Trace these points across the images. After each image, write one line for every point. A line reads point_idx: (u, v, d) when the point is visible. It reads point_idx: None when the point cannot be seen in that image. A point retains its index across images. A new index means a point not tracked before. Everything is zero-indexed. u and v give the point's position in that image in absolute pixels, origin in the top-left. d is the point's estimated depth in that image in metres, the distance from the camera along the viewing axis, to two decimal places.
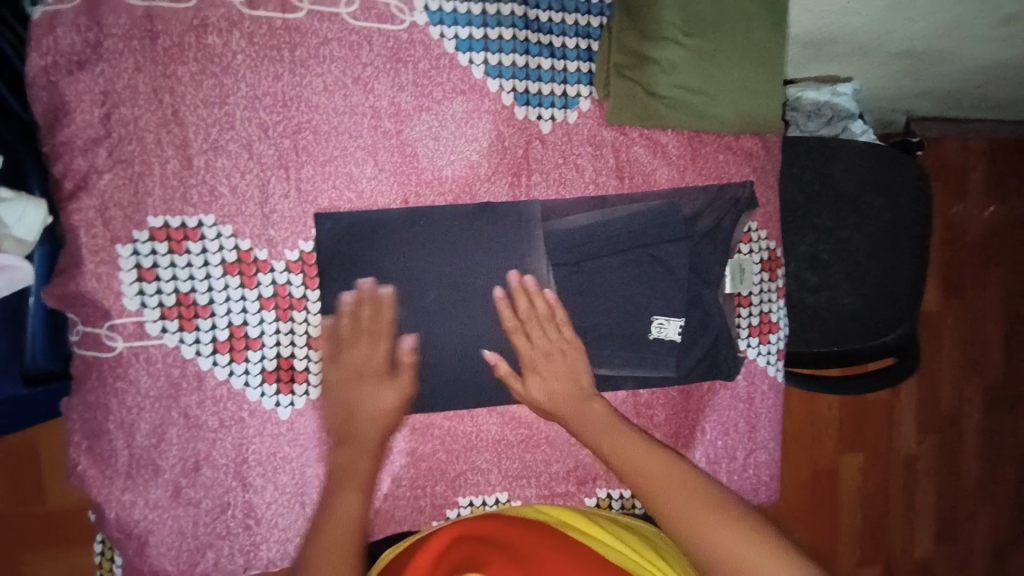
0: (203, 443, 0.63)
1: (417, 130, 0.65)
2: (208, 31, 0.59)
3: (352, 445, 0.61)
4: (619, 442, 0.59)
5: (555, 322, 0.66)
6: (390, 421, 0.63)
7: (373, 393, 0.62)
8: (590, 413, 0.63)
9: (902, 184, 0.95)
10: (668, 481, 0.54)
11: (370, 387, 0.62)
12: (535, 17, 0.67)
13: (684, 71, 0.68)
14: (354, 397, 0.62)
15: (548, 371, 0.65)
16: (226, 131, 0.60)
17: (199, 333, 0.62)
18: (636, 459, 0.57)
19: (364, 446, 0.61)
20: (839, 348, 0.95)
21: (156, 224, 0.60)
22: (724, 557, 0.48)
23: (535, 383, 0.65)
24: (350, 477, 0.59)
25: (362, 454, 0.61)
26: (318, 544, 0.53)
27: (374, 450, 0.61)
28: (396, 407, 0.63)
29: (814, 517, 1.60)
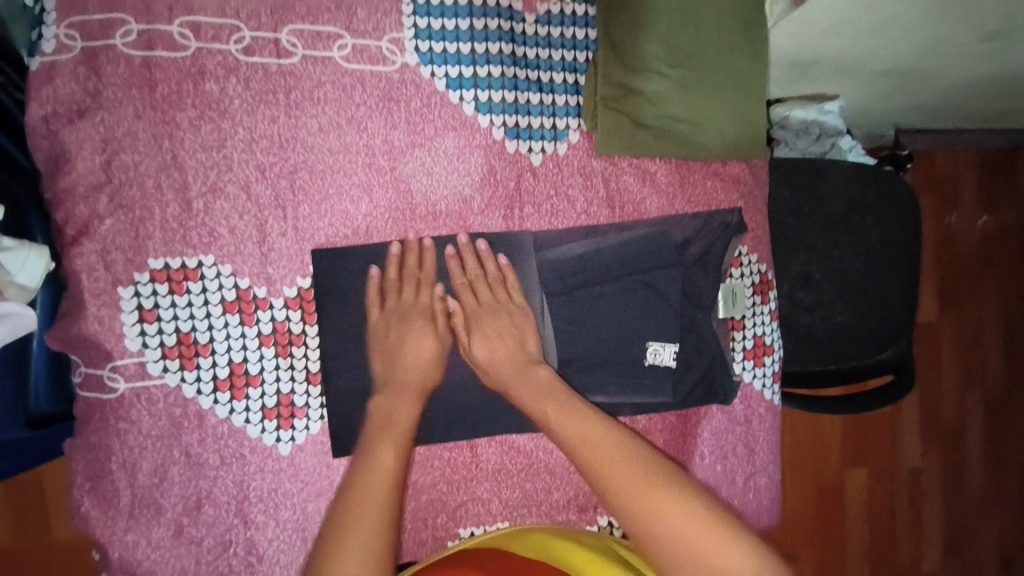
0: (204, 480, 0.64)
1: (410, 166, 0.66)
2: (206, 79, 0.61)
3: (394, 394, 0.64)
4: (557, 414, 0.62)
5: (505, 285, 0.68)
6: (414, 387, 0.65)
7: (407, 340, 0.65)
8: (533, 375, 0.66)
9: (891, 201, 0.97)
10: (606, 451, 0.58)
11: (410, 337, 0.66)
12: (523, 55, 0.69)
13: (670, 101, 0.71)
14: (399, 346, 0.65)
15: (493, 336, 0.67)
16: (224, 173, 0.62)
17: (200, 372, 0.63)
18: (576, 436, 0.61)
19: (399, 398, 0.64)
20: (833, 366, 0.96)
21: (157, 266, 0.61)
22: (641, 522, 0.53)
23: (484, 347, 0.67)
24: (389, 427, 0.62)
25: (397, 405, 0.63)
26: (358, 492, 0.56)
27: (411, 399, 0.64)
28: (433, 361, 0.66)
29: (820, 534, 1.58)
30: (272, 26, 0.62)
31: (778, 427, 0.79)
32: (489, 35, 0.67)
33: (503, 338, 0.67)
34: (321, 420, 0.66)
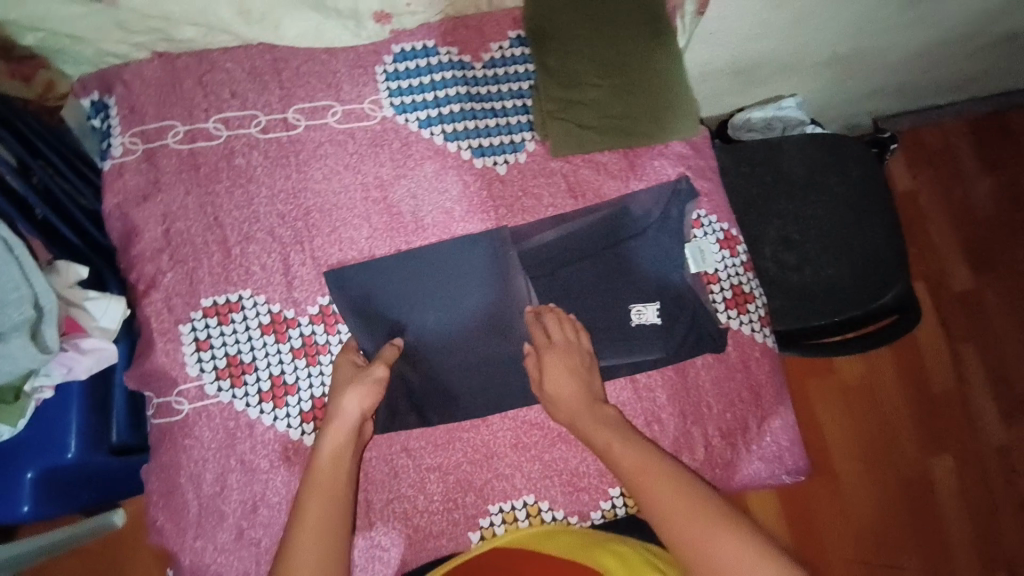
0: (258, 484, 0.73)
1: (399, 193, 0.81)
2: (236, 156, 0.79)
3: (328, 436, 0.67)
4: (633, 455, 0.65)
5: (570, 322, 0.76)
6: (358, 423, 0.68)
7: (342, 394, 0.70)
8: (598, 409, 0.71)
9: (848, 158, 1.04)
10: (657, 480, 0.62)
11: (340, 389, 0.70)
12: (477, 92, 0.85)
13: (605, 104, 0.84)
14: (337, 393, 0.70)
15: (564, 377, 0.72)
16: (255, 224, 0.78)
17: (247, 387, 0.74)
18: (646, 478, 0.63)
19: (331, 432, 0.67)
20: (839, 317, 0.97)
21: (207, 305, 0.75)
22: (693, 550, 0.56)
23: (561, 386, 0.72)
24: (321, 467, 0.65)
25: (330, 440, 0.67)
26: (297, 522, 0.61)
27: (344, 434, 0.68)
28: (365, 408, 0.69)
29: (914, 534, 1.48)
30: (281, 108, 0.80)
31: (779, 370, 0.82)
32: (447, 84, 0.84)
33: (572, 380, 0.72)
34: None
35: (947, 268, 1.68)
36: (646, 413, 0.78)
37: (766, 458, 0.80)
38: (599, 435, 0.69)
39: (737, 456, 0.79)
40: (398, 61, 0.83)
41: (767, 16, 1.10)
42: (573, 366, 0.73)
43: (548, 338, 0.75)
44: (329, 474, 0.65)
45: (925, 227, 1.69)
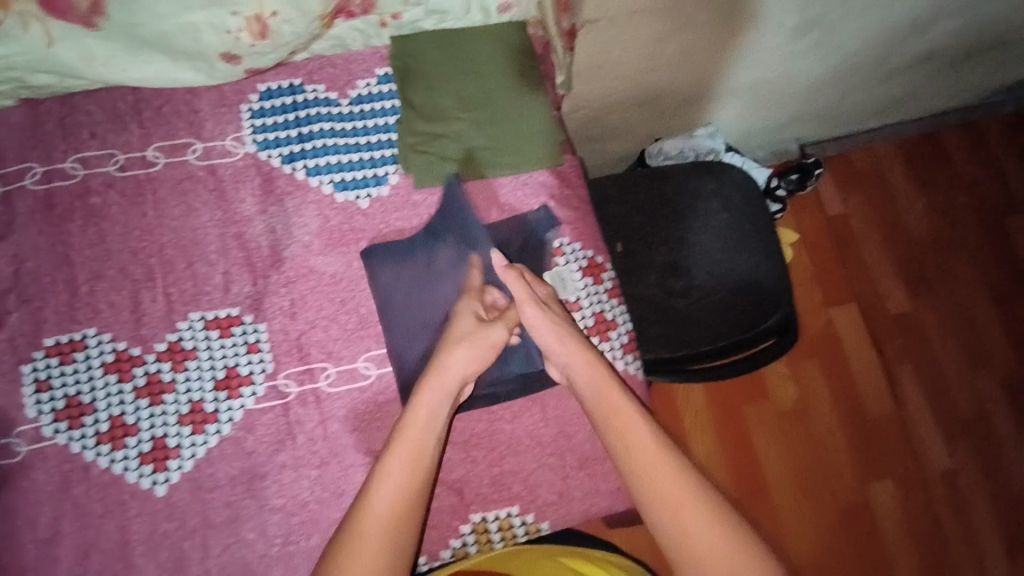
0: (92, 529, 0.71)
1: (258, 229, 0.81)
2: (91, 195, 0.79)
3: (431, 387, 0.71)
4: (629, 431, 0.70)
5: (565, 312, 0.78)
6: (448, 397, 0.72)
7: (462, 346, 0.74)
8: (619, 397, 0.72)
9: (731, 183, 1.06)
10: (673, 487, 0.66)
11: (455, 341, 0.74)
12: (343, 128, 0.85)
13: (469, 136, 0.86)
14: (451, 346, 0.74)
15: (460, 351, 0.73)
16: (106, 262, 0.77)
17: (85, 429, 0.73)
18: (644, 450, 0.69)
19: (434, 390, 0.71)
20: (722, 342, 0.98)
21: (50, 344, 0.74)
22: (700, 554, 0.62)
23: (449, 361, 0.72)
24: (413, 420, 0.69)
25: (433, 393, 0.71)
26: (359, 516, 0.63)
27: (444, 391, 0.72)
28: (473, 365, 0.74)
29: (857, 551, 1.55)
30: (140, 147, 0.81)
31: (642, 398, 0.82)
32: (312, 120, 0.85)
33: (470, 363, 0.73)
34: (192, 458, 0.74)
35: (883, 289, 1.77)
36: (501, 445, 0.78)
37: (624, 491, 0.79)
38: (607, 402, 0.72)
39: (594, 488, 0.79)
40: (264, 100, 0.84)
41: (654, 51, 1.13)
42: (483, 347, 0.74)
43: (476, 319, 0.76)
44: (422, 425, 0.69)
45: (860, 249, 1.79)
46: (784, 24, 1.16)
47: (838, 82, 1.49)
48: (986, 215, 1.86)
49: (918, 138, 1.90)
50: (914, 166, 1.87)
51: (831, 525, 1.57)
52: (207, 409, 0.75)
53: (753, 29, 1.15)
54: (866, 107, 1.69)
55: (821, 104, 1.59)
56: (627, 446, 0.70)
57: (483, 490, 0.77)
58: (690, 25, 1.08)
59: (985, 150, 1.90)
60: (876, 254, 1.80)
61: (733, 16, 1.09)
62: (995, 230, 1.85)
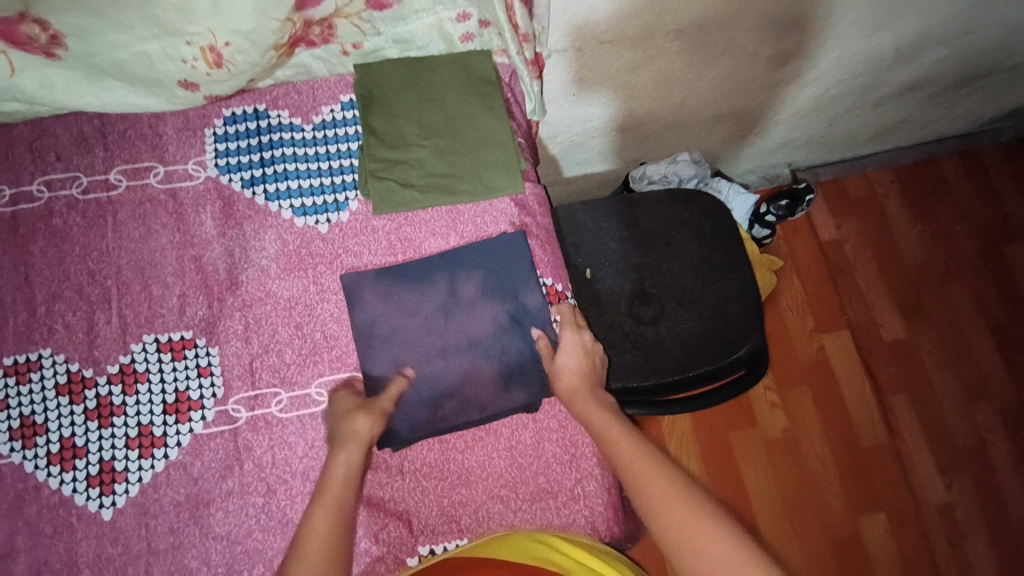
0: (41, 548, 0.72)
1: (215, 252, 0.81)
2: (54, 216, 0.80)
3: (343, 445, 0.72)
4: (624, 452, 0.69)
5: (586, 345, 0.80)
6: (365, 442, 0.73)
7: (353, 416, 0.74)
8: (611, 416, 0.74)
9: (702, 210, 1.05)
10: (657, 490, 0.64)
11: (348, 413, 0.75)
12: (305, 153, 0.87)
13: (430, 163, 0.86)
14: (338, 420, 0.75)
15: (358, 418, 0.74)
16: (63, 282, 0.78)
17: (38, 449, 0.74)
18: (643, 468, 0.67)
19: (348, 448, 0.72)
20: (692, 372, 0.95)
21: (8, 363, 0.76)
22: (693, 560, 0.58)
23: (356, 423, 0.74)
24: (332, 481, 0.70)
25: (346, 455, 0.71)
26: (303, 541, 0.64)
27: (355, 452, 0.72)
28: (370, 427, 0.74)
29: None
30: (104, 169, 0.82)
31: None
32: (276, 146, 0.86)
33: (371, 423, 0.74)
34: (138, 482, 0.73)
35: (877, 316, 1.73)
36: (453, 475, 0.77)
37: (579, 525, 0.77)
38: (598, 426, 0.73)
39: (549, 522, 0.76)
40: (228, 125, 0.86)
41: (628, 79, 1.13)
42: (369, 413, 0.75)
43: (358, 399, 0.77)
44: (342, 482, 0.70)
45: (853, 276, 1.76)
46: (760, 51, 1.17)
47: (824, 108, 1.48)
48: (983, 241, 1.82)
49: (914, 165, 1.87)
50: (907, 192, 1.85)
51: (821, 560, 1.52)
52: (155, 433, 0.74)
53: (730, 57, 1.16)
54: (855, 134, 1.68)
55: (808, 131, 1.58)
56: (624, 471, 0.67)
57: (433, 520, 0.75)
58: (664, 53, 1.08)
59: (983, 178, 1.87)
60: (869, 281, 1.76)
61: (707, 44, 1.10)
62: (993, 256, 1.81)
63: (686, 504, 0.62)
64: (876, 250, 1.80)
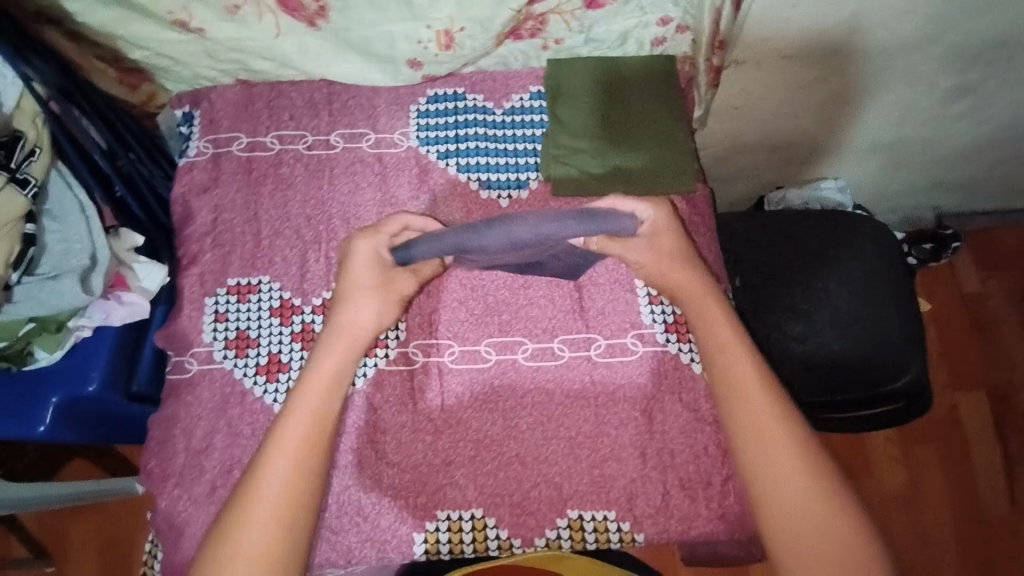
0: (238, 449, 0.81)
1: (409, 213, 0.91)
2: (282, 166, 0.93)
3: (349, 323, 0.74)
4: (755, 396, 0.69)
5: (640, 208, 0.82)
6: (360, 342, 0.74)
7: (367, 294, 0.76)
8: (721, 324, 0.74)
9: (868, 235, 1.03)
10: (756, 411, 0.68)
11: (365, 283, 0.76)
12: (494, 134, 0.94)
13: (608, 154, 0.91)
14: (340, 306, 0.76)
15: (371, 302, 0.76)
16: (284, 222, 0.90)
17: (248, 359, 0.84)
18: (754, 404, 0.68)
19: (351, 327, 0.74)
20: (840, 396, 0.95)
21: (232, 284, 0.88)
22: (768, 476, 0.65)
23: (359, 320, 0.75)
24: (333, 357, 0.72)
25: (348, 333, 0.74)
26: (271, 451, 0.65)
27: (362, 331, 0.75)
28: (377, 315, 0.76)
29: None
30: (326, 131, 0.94)
31: None
32: (469, 124, 0.95)
33: (376, 315, 0.76)
34: None
35: (1021, 381, 1.57)
36: (605, 449, 0.80)
37: (725, 519, 0.77)
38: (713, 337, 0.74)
39: (695, 510, 0.77)
40: (430, 103, 0.95)
41: (796, 97, 1.13)
42: (386, 298, 0.77)
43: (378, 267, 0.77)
44: (335, 369, 0.72)
45: (997, 334, 1.62)
46: (941, 83, 1.14)
47: (997, 150, 1.39)
48: None
49: None
50: None
51: None
52: None
53: (907, 85, 1.13)
54: (1020, 184, 1.56)
55: (970, 174, 1.48)
56: (728, 381, 0.71)
57: (582, 488, 0.79)
58: (840, 74, 1.09)
59: None
60: (1016, 342, 1.61)
61: (887, 67, 1.08)
62: None
63: (787, 442, 0.66)
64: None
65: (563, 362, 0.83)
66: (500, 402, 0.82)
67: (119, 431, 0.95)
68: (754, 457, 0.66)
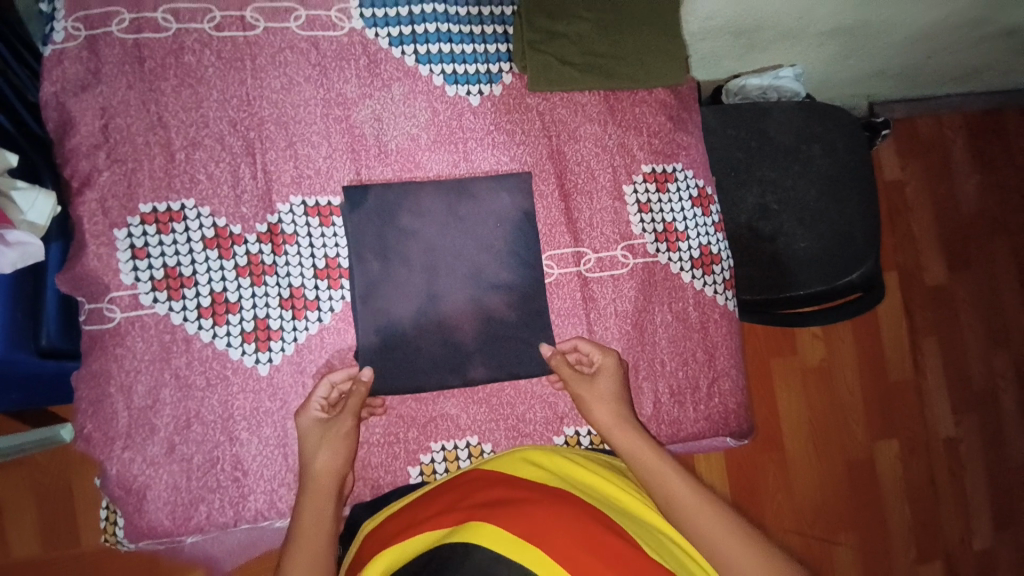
0: (192, 401, 0.70)
1: (362, 114, 0.76)
2: (186, 53, 0.73)
3: (313, 493, 0.65)
4: (647, 458, 0.65)
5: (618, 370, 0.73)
6: (331, 486, 0.66)
7: (321, 452, 0.67)
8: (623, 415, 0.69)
9: (835, 130, 1.01)
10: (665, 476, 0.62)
11: (314, 446, 0.67)
12: (455, 13, 0.79)
13: (590, 40, 0.79)
14: (306, 452, 0.67)
15: (323, 454, 0.66)
16: (203, 129, 0.72)
17: (186, 301, 0.70)
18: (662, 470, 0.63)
19: (313, 491, 0.65)
20: (805, 290, 0.97)
21: (146, 211, 0.71)
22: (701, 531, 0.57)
23: (322, 466, 0.66)
24: (306, 539, 0.61)
25: (311, 502, 0.64)
26: None
27: (323, 499, 0.65)
28: (333, 471, 0.66)
29: (863, 515, 1.63)
30: (239, 6, 0.74)
31: (736, 332, 0.82)
32: None
33: (337, 467, 0.66)
34: (294, 342, 0.73)
35: (924, 261, 1.76)
36: None
37: (713, 419, 0.79)
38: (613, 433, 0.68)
39: (684, 414, 0.78)
40: None
41: None
42: (339, 447, 0.67)
43: (322, 422, 0.68)
44: (312, 548, 0.61)
45: (908, 219, 1.76)
46: None
47: (943, 38, 1.40)
48: None
49: (986, 112, 1.82)
50: (977, 139, 1.82)
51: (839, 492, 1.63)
52: (307, 296, 0.73)
53: None
54: (948, 72, 1.61)
55: (910, 62, 1.50)
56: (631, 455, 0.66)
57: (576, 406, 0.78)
58: None
59: None
60: (923, 225, 1.77)
61: None
62: None
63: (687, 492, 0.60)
64: (937, 195, 1.79)
65: (551, 282, 0.78)
66: (487, 328, 0.76)
67: (32, 397, 0.77)
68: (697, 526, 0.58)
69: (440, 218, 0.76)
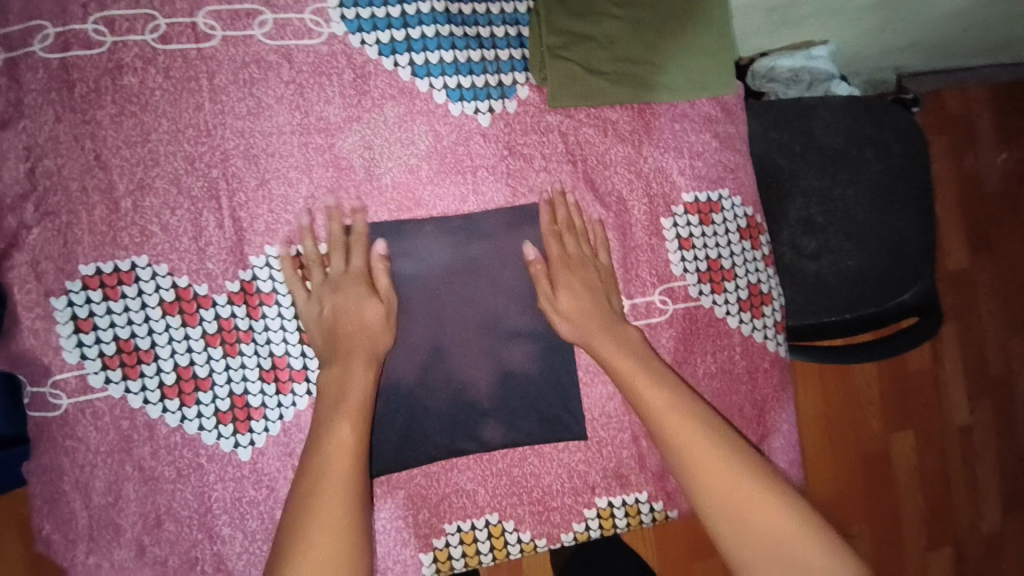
0: (163, 495, 0.60)
1: (349, 141, 0.63)
2: (125, 72, 0.58)
3: (355, 405, 0.56)
4: (646, 385, 0.59)
5: (590, 240, 0.66)
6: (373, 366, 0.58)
7: (364, 309, 0.59)
8: (618, 333, 0.63)
9: (890, 131, 0.89)
10: (670, 407, 0.58)
11: (353, 306, 0.59)
12: (458, 11, 0.64)
13: (621, 42, 0.65)
14: (344, 314, 0.59)
15: (365, 312, 0.59)
16: (151, 168, 0.59)
17: (145, 380, 0.59)
18: (665, 401, 0.58)
19: (351, 381, 0.57)
20: (850, 314, 0.87)
21: (88, 272, 0.58)
22: (696, 468, 0.54)
23: (370, 320, 0.59)
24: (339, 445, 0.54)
25: (352, 397, 0.56)
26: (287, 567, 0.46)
27: (362, 380, 0.58)
28: (384, 331, 0.60)
29: (878, 524, 1.49)
30: (188, 9, 0.59)
31: (788, 382, 0.73)
32: None
33: (376, 324, 0.59)
34: (280, 420, 0.62)
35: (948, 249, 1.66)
36: None
37: None
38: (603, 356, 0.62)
39: None
40: None
41: None
42: (380, 307, 0.60)
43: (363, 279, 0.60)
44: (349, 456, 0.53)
45: None
46: None
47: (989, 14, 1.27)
48: None
49: None
50: None
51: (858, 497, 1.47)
52: (292, 365, 0.62)
53: None
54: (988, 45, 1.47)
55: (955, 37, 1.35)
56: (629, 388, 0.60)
57: (609, 475, 0.69)
58: None
59: None
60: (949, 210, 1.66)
61: None
62: None
63: (694, 428, 0.56)
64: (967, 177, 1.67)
65: None
66: (509, 393, 0.66)
67: None
68: (691, 462, 0.55)
69: (371, 250, 0.61)
